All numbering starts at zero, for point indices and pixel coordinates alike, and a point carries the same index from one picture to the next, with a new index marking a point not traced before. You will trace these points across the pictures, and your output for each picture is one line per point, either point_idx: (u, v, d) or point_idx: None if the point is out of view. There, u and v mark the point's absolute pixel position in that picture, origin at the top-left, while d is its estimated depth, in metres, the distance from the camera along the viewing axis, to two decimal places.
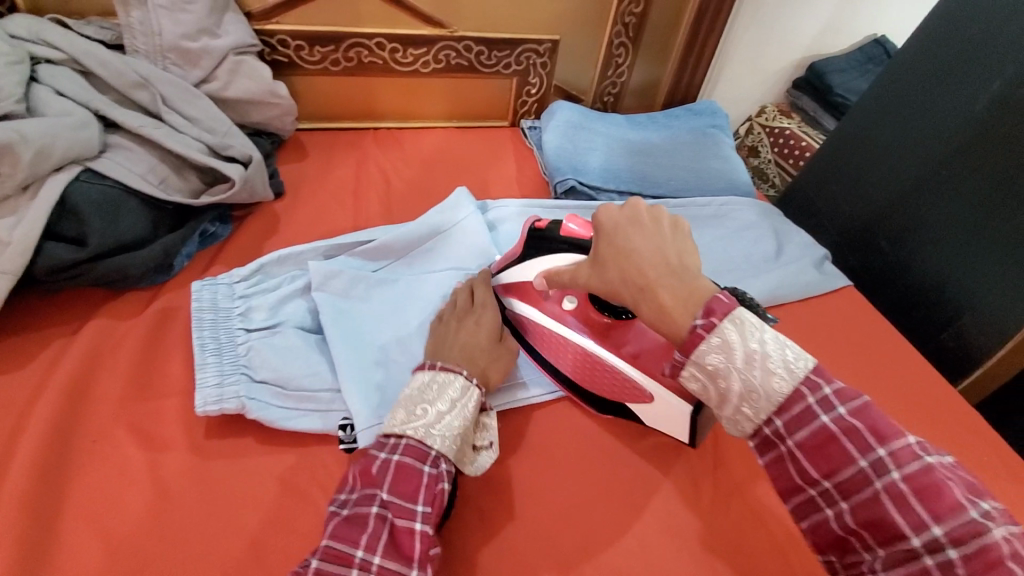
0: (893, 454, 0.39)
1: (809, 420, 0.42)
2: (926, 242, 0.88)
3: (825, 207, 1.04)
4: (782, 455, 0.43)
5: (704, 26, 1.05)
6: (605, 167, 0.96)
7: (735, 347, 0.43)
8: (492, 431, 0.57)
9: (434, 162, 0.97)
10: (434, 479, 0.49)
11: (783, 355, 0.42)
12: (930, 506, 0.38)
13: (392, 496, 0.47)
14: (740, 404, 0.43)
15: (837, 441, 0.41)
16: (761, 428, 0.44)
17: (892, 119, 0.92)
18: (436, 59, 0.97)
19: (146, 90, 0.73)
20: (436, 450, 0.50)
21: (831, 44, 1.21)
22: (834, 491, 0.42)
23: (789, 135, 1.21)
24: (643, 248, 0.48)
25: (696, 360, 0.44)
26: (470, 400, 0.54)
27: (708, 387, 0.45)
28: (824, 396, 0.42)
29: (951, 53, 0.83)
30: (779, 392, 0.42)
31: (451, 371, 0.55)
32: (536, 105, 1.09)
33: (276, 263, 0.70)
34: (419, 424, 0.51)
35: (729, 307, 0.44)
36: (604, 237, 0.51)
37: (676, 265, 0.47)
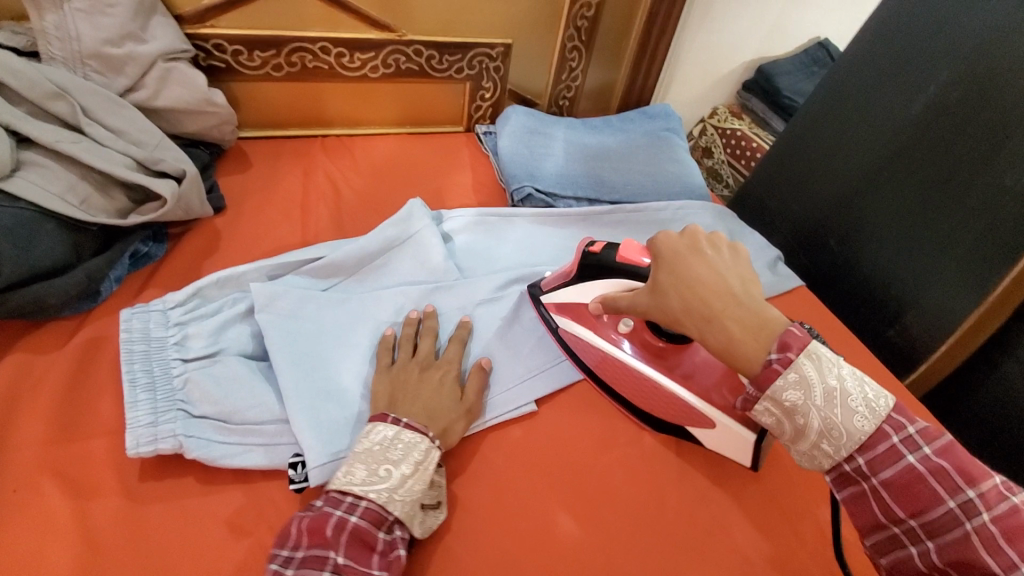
0: (983, 496, 0.41)
1: (895, 459, 0.44)
2: (872, 241, 0.91)
3: (777, 207, 1.07)
4: (863, 492, 0.46)
5: (656, 29, 1.05)
6: (561, 173, 0.95)
7: (815, 384, 0.45)
8: (441, 489, 0.57)
9: (388, 170, 0.94)
10: (389, 546, 0.50)
11: (862, 392, 0.45)
12: (1021, 548, 0.38)
13: (346, 561, 0.47)
14: (818, 440, 0.46)
15: (925, 480, 0.43)
16: (840, 464, 0.46)
17: (836, 121, 0.94)
18: (385, 64, 0.94)
19: (64, 100, 0.67)
20: (394, 516, 0.50)
21: (778, 47, 1.24)
22: (920, 530, 0.43)
23: (740, 136, 1.24)
24: (706, 275, 0.51)
25: (773, 395, 0.46)
26: (432, 463, 0.54)
27: (783, 421, 0.47)
28: (908, 435, 0.44)
29: (889, 58, 0.86)
30: (860, 429, 0.44)
31: (417, 432, 0.54)
32: (490, 110, 1.08)
33: (215, 285, 0.65)
34: (381, 489, 0.50)
35: (804, 341, 0.46)
36: (665, 264, 0.54)
37: (741, 295, 0.50)
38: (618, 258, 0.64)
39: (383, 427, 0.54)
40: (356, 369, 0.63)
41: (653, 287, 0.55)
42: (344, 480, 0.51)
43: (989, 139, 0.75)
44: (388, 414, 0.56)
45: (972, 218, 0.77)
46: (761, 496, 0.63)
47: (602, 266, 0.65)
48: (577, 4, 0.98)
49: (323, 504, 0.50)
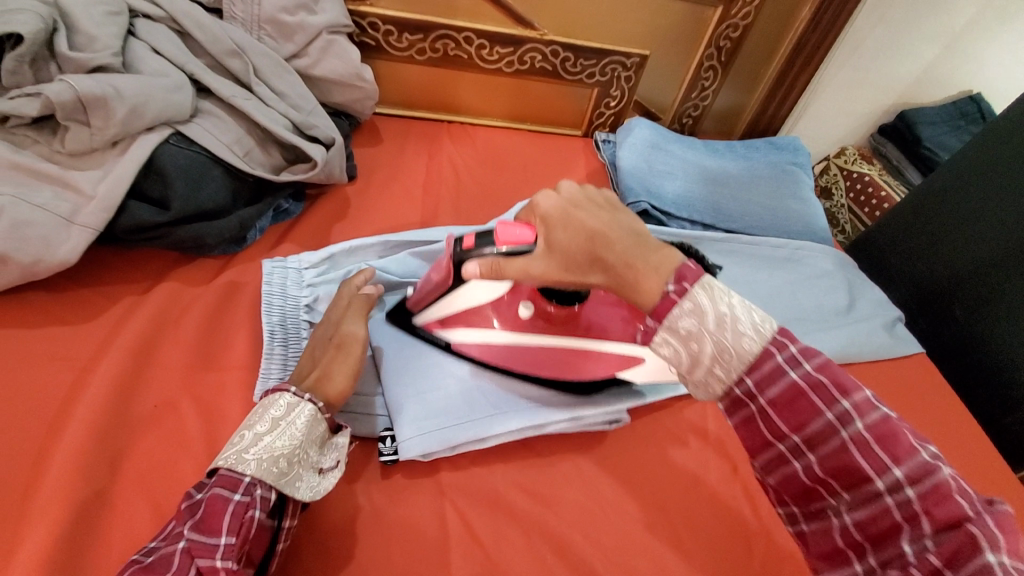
0: (856, 405, 0.41)
1: (779, 378, 0.43)
2: (1004, 318, 0.83)
3: (899, 264, 0.99)
4: (752, 415, 0.45)
5: (800, 59, 1.01)
6: (678, 195, 0.93)
7: (707, 310, 0.44)
8: (339, 449, 0.51)
9: (506, 164, 0.96)
10: (243, 507, 0.44)
11: (749, 316, 0.44)
12: (890, 450, 0.40)
13: (192, 533, 0.42)
14: (711, 367, 0.44)
15: (805, 395, 0.42)
16: (731, 389, 0.45)
17: (987, 182, 0.86)
18: (521, 60, 0.96)
19: (240, 59, 0.73)
20: (248, 476, 0.45)
21: (927, 93, 1.15)
22: (802, 445, 0.43)
23: (868, 182, 1.15)
24: (598, 224, 0.50)
25: (668, 325, 0.45)
26: (297, 416, 0.48)
27: (679, 353, 0.45)
28: (789, 353, 0.43)
29: None
30: (750, 352, 0.43)
31: (278, 390, 0.50)
32: (612, 118, 1.06)
33: (346, 254, 0.70)
34: (229, 452, 0.46)
35: (697, 273, 0.45)
36: (556, 224, 0.52)
37: (638, 239, 0.50)
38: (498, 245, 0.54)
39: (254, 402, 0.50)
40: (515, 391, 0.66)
41: (547, 248, 0.52)
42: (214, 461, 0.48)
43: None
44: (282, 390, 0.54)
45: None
46: None
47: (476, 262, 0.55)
48: (723, 24, 0.96)
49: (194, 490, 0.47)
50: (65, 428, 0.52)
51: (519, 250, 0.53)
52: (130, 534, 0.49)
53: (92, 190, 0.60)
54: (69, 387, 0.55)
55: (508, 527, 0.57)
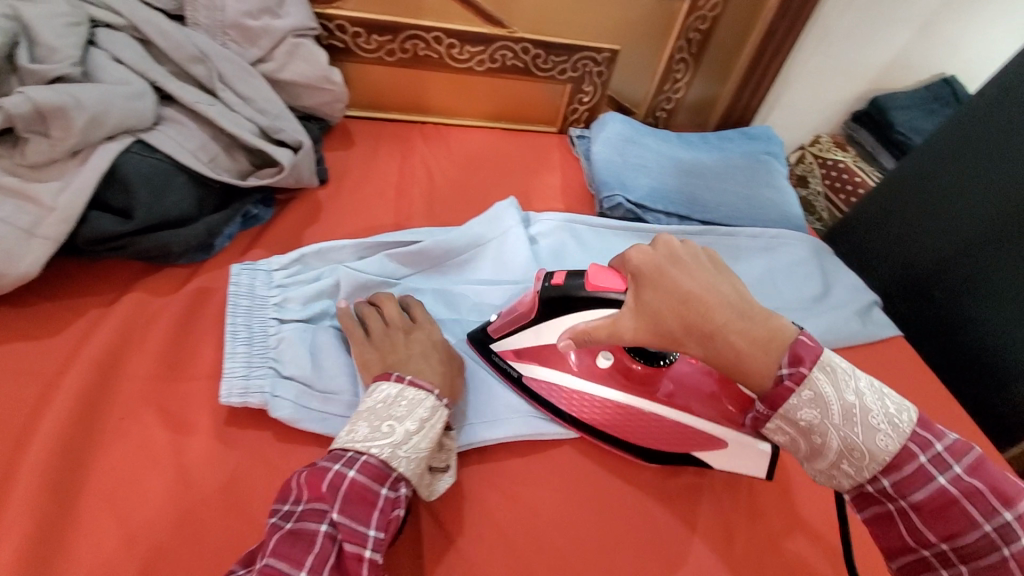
0: (1018, 519, 0.44)
1: (924, 480, 0.46)
2: (985, 298, 0.83)
3: (878, 250, 1.00)
4: (892, 513, 0.48)
5: (770, 48, 1.01)
6: (653, 186, 0.93)
7: (831, 402, 0.48)
8: (450, 455, 0.58)
9: (480, 163, 0.95)
10: (391, 504, 0.50)
11: (882, 407, 0.48)
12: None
13: (343, 518, 0.47)
14: (838, 460, 0.48)
15: (959, 503, 0.45)
16: (864, 485, 0.49)
17: (960, 165, 0.87)
18: (492, 59, 0.96)
19: (203, 65, 0.72)
20: (398, 472, 0.51)
21: (899, 78, 1.16)
22: (952, 553, 0.46)
23: (843, 169, 1.16)
24: (695, 288, 0.51)
25: (786, 413, 0.49)
26: (437, 421, 0.54)
27: (797, 439, 0.50)
28: (937, 456, 0.47)
29: None
30: (884, 449, 0.47)
31: (421, 389, 0.55)
32: (586, 114, 1.07)
33: (316, 255, 0.70)
34: (384, 443, 0.51)
35: (816, 352, 0.49)
36: (647, 280, 0.53)
37: (745, 310, 0.50)
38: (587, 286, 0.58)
39: (386, 385, 0.55)
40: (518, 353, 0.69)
41: (635, 306, 0.53)
42: (347, 438, 0.52)
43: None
44: (392, 372, 0.57)
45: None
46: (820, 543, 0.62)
47: (569, 298, 0.59)
48: (691, 15, 0.96)
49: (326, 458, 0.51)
50: (28, 445, 0.51)
51: (610, 295, 0.56)
52: (96, 550, 0.48)
53: (53, 202, 0.59)
54: (32, 403, 0.54)
55: (484, 525, 0.58)
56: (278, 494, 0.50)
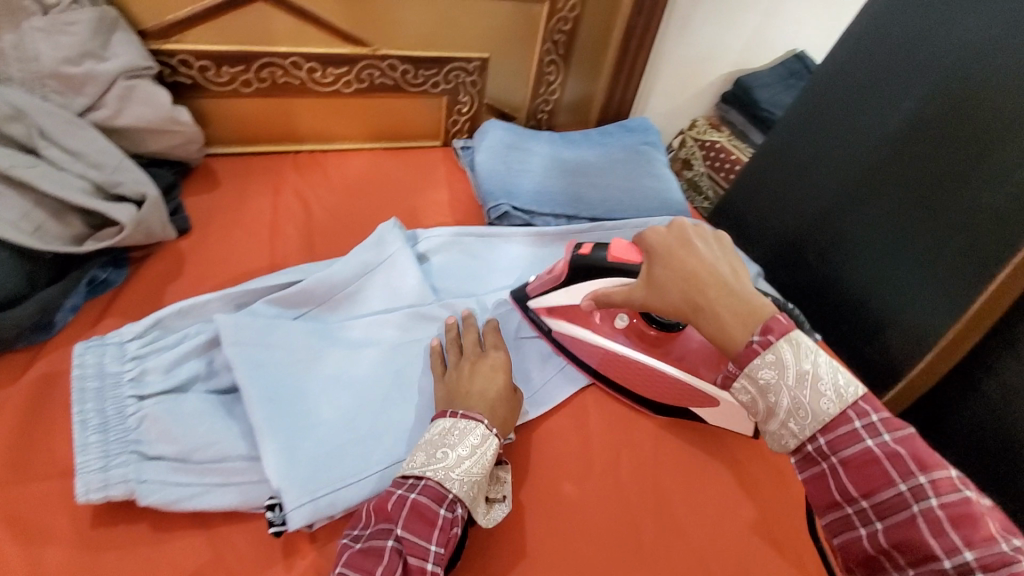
0: (933, 482, 0.44)
1: (855, 442, 0.46)
2: (850, 256, 0.90)
3: (757, 222, 1.06)
4: (823, 471, 0.48)
5: (634, 43, 1.05)
6: (538, 190, 0.93)
7: (789, 365, 0.48)
8: (507, 485, 0.60)
9: (361, 187, 0.92)
10: (450, 523, 0.51)
11: (834, 379, 0.47)
12: (964, 533, 0.41)
13: (405, 533, 0.49)
14: (785, 420, 0.48)
15: (880, 463, 0.46)
16: (804, 446, 0.49)
17: (814, 135, 0.94)
18: (359, 79, 0.93)
19: (20, 122, 0.64)
20: (453, 494, 0.52)
21: (756, 58, 1.24)
22: (871, 510, 0.46)
23: (720, 148, 1.23)
24: (698, 268, 0.55)
25: (749, 373, 0.49)
26: (489, 449, 0.55)
27: (757, 400, 0.50)
28: (870, 421, 0.47)
29: (870, 69, 0.84)
30: (826, 412, 0.47)
31: (472, 419, 0.56)
32: (468, 124, 1.06)
33: (176, 316, 0.64)
34: (438, 467, 0.52)
35: (786, 328, 0.49)
36: (659, 259, 0.58)
37: (737, 289, 0.53)
38: (608, 255, 0.66)
39: (442, 419, 0.56)
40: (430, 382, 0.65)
41: (648, 281, 0.59)
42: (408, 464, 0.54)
43: (975, 149, 0.74)
44: (447, 410, 0.58)
45: (958, 233, 0.76)
46: (726, 519, 0.64)
47: (590, 266, 0.68)
48: (553, 18, 0.98)
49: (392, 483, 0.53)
50: None
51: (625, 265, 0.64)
52: None
53: None
54: None
55: None
56: (349, 520, 0.53)
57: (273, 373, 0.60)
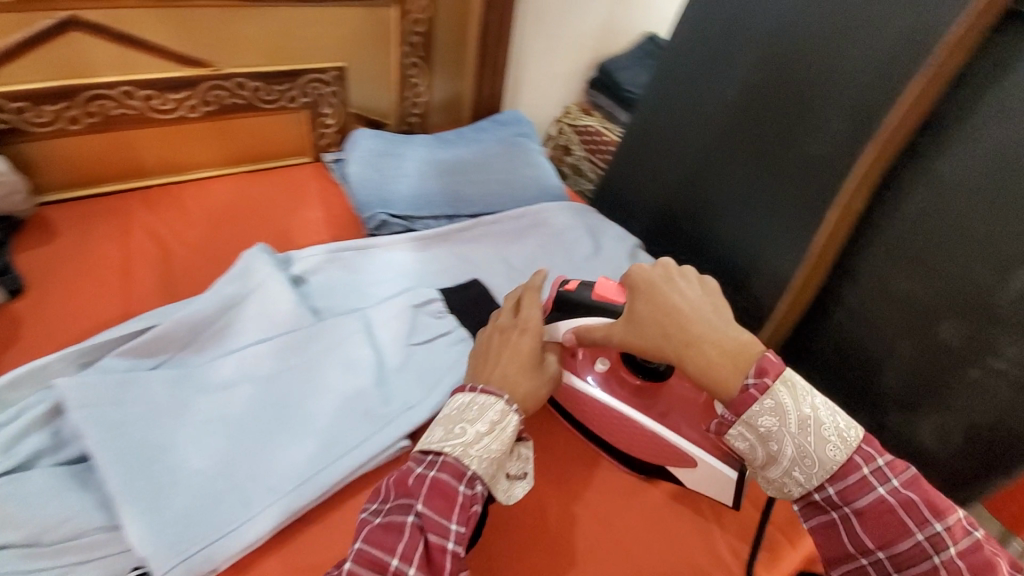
0: (949, 530, 0.49)
1: (867, 492, 0.50)
2: (716, 215, 0.95)
3: (632, 196, 1.09)
4: (836, 520, 0.52)
5: (492, 38, 1.06)
6: (415, 194, 0.92)
7: (789, 412, 0.51)
8: (527, 460, 0.57)
9: (225, 216, 0.87)
10: (469, 500, 0.50)
11: (835, 422, 0.51)
12: None
13: (427, 510, 0.48)
14: (790, 467, 0.52)
15: (894, 513, 0.50)
16: (813, 495, 0.52)
17: (670, 107, 0.99)
18: (205, 102, 0.87)
19: None
20: (473, 471, 0.50)
21: (614, 43, 1.30)
22: (887, 560, 0.50)
23: (594, 131, 1.27)
24: (684, 307, 0.57)
25: (747, 421, 0.52)
26: (510, 425, 0.53)
27: (756, 447, 0.52)
28: (879, 469, 0.51)
29: (707, 42, 0.91)
30: (832, 459, 0.51)
31: (491, 394, 0.55)
32: (337, 135, 1.03)
33: (8, 388, 0.58)
34: (456, 443, 0.51)
35: (779, 368, 0.52)
36: (642, 295, 0.59)
37: (719, 325, 0.56)
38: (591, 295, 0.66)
39: (460, 394, 0.55)
40: (312, 407, 0.62)
41: (630, 316, 0.60)
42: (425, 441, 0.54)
43: (796, 105, 0.82)
44: (465, 384, 0.57)
45: (800, 180, 0.83)
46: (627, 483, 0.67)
47: (573, 305, 0.66)
48: (405, 20, 0.97)
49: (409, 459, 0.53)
50: None
51: (606, 305, 0.64)
52: None
53: None
54: None
55: None
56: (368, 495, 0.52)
57: (131, 430, 0.56)
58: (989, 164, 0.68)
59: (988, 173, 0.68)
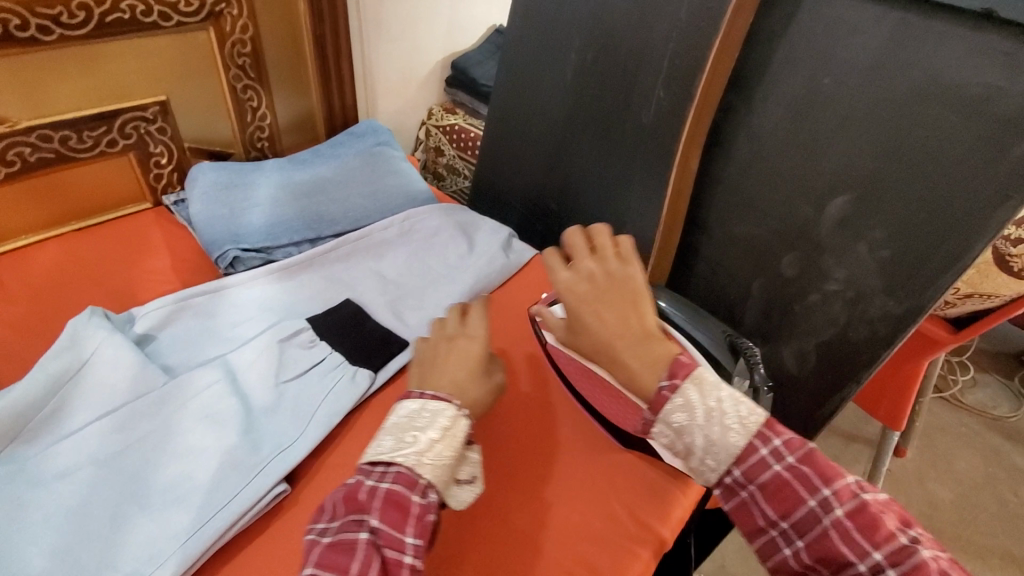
0: (836, 493, 0.49)
1: (764, 469, 0.51)
2: (578, 193, 0.98)
3: (503, 187, 1.09)
4: (745, 499, 0.52)
5: (329, 49, 1.03)
6: (269, 222, 0.88)
7: (696, 405, 0.51)
8: (476, 464, 0.54)
9: (54, 284, 0.79)
10: (424, 511, 0.48)
11: (736, 410, 0.52)
12: (871, 538, 0.48)
13: (380, 525, 0.47)
14: (704, 456, 0.52)
15: (789, 484, 0.50)
16: (723, 479, 0.53)
17: (520, 95, 1.00)
18: (3, 162, 0.77)
19: None
20: (425, 480, 0.48)
21: (463, 39, 1.30)
22: (791, 530, 0.51)
23: (460, 129, 1.27)
24: (611, 320, 0.55)
25: (664, 418, 0.52)
26: (460, 430, 0.52)
27: (675, 442, 0.53)
28: (774, 447, 0.51)
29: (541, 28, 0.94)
30: (737, 445, 0.51)
31: (441, 400, 0.53)
32: (176, 174, 0.96)
33: None
34: (409, 452, 0.49)
35: (688, 369, 0.53)
36: (570, 307, 0.56)
37: (642, 336, 0.54)
38: None
39: (409, 402, 0.53)
40: (169, 474, 0.58)
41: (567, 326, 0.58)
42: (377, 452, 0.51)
43: (623, 79, 0.86)
44: (414, 390, 0.55)
45: (640, 149, 0.87)
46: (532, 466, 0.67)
47: None
48: (227, 42, 0.91)
49: (361, 471, 0.50)
50: None
51: None
52: None
53: None
54: None
55: None
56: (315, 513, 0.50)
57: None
58: (789, 111, 0.76)
59: (790, 119, 0.76)
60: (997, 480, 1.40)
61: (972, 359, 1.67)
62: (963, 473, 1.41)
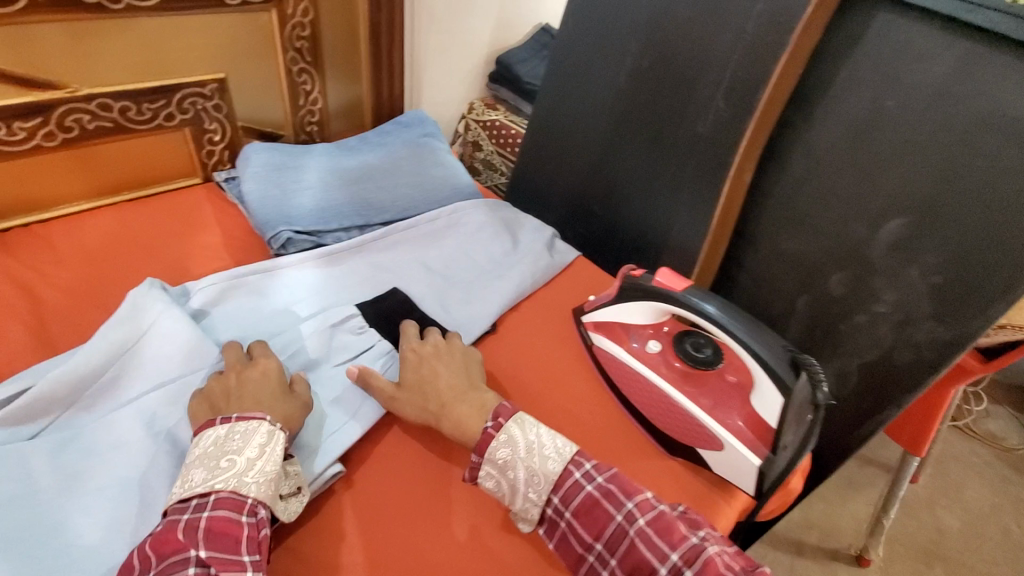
0: (638, 505, 0.54)
1: (578, 490, 0.55)
2: (623, 198, 0.98)
3: (544, 187, 1.10)
4: (564, 530, 0.55)
5: (382, 37, 1.03)
6: (320, 207, 0.88)
7: (519, 441, 0.57)
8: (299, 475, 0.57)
9: (105, 252, 0.79)
10: (256, 527, 0.49)
11: (554, 443, 0.57)
12: (666, 539, 0.51)
13: (211, 551, 0.46)
14: (526, 492, 0.56)
15: (600, 504, 0.54)
16: (545, 510, 0.56)
17: (569, 97, 1.01)
18: (63, 128, 0.78)
19: None
20: (253, 497, 0.50)
21: (509, 36, 1.30)
22: (605, 550, 0.53)
23: (500, 125, 1.27)
24: (444, 372, 0.65)
25: (489, 458, 0.57)
26: (278, 444, 0.54)
27: (500, 482, 0.57)
28: (586, 470, 0.56)
29: (596, 31, 0.94)
30: (554, 471, 0.56)
31: (252, 419, 0.54)
32: (227, 152, 0.96)
33: None
34: (227, 476, 0.50)
35: (511, 411, 0.60)
36: (411, 363, 0.66)
37: (466, 390, 0.64)
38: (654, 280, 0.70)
39: (213, 430, 0.53)
40: None
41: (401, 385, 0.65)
42: (183, 489, 0.50)
43: (679, 88, 0.86)
44: (216, 418, 0.55)
45: (690, 159, 0.88)
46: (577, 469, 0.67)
47: (637, 289, 0.71)
48: (287, 25, 0.92)
49: (173, 512, 0.49)
50: None
51: (664, 292, 0.68)
52: None
53: None
54: None
55: None
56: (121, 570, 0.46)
57: (8, 511, 0.51)
58: (848, 131, 0.76)
59: (849, 139, 0.76)
60: (1005, 512, 1.40)
61: (986, 390, 1.67)
62: (971, 502, 1.41)
